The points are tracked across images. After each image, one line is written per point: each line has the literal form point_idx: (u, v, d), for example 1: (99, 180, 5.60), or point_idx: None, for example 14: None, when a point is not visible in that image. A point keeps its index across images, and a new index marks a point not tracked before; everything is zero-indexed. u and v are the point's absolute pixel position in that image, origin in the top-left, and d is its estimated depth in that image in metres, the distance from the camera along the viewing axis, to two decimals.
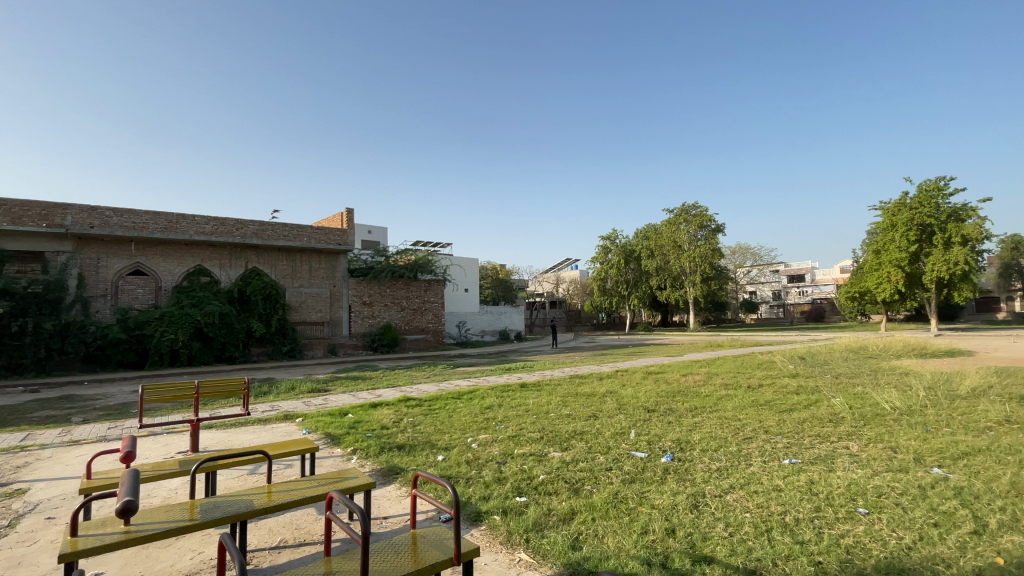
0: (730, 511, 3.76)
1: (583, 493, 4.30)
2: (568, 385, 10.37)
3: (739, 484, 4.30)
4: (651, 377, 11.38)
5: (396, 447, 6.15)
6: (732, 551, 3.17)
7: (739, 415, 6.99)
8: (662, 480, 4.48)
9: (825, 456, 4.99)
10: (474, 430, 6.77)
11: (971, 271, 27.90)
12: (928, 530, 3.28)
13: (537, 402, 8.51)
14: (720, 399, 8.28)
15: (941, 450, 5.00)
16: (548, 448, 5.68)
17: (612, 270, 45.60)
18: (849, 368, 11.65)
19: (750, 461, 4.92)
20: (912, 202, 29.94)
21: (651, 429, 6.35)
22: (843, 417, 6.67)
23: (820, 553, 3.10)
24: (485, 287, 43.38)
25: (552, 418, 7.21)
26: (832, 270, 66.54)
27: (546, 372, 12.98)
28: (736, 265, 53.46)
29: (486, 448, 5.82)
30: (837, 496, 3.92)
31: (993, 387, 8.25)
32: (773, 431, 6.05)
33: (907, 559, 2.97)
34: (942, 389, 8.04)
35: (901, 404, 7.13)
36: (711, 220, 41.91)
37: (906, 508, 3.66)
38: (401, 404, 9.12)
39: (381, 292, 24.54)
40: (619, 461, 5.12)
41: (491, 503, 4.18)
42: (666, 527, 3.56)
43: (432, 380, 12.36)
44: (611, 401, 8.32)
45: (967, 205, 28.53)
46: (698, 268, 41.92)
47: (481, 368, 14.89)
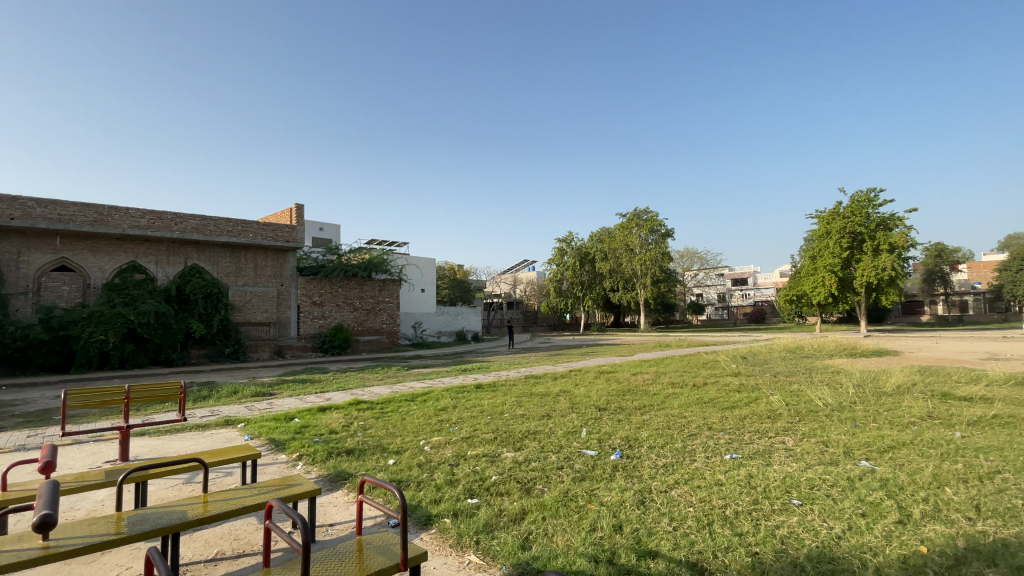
0: (675, 506, 3.88)
1: (535, 492, 4.32)
2: (523, 385, 10.42)
3: (683, 479, 4.45)
4: (604, 376, 11.61)
5: (345, 451, 5.97)
6: (676, 545, 3.27)
7: (684, 413, 7.24)
8: (611, 477, 4.58)
9: (763, 451, 5.24)
10: (427, 432, 6.69)
11: (897, 277, 30.17)
12: (856, 520, 3.51)
13: (491, 403, 8.49)
14: (668, 397, 8.55)
15: (867, 443, 5.37)
16: (501, 449, 5.68)
17: (568, 271, 46.26)
18: (787, 367, 12.31)
19: (694, 457, 5.10)
20: (845, 211, 32.09)
21: (602, 427, 6.48)
22: (781, 413, 7.04)
23: (756, 544, 3.25)
24: (441, 287, 42.98)
25: (506, 419, 7.22)
26: (773, 274, 70.35)
27: (501, 373, 12.99)
28: (684, 267, 56.09)
29: (439, 451, 5.74)
30: (773, 488, 4.14)
31: (915, 384, 8.94)
32: (716, 428, 6.31)
33: (837, 548, 3.16)
34: (870, 387, 8.65)
35: (833, 401, 7.59)
36: (661, 225, 43.45)
37: (836, 499, 3.90)
38: (351, 407, 8.86)
39: (332, 292, 23.82)
40: (570, 459, 5.18)
41: (442, 506, 4.12)
42: (614, 523, 3.62)
43: (385, 383, 12.09)
44: (565, 401, 8.41)
45: (893, 216, 30.82)
46: (649, 270, 43.28)
47: (436, 370, 14.70)
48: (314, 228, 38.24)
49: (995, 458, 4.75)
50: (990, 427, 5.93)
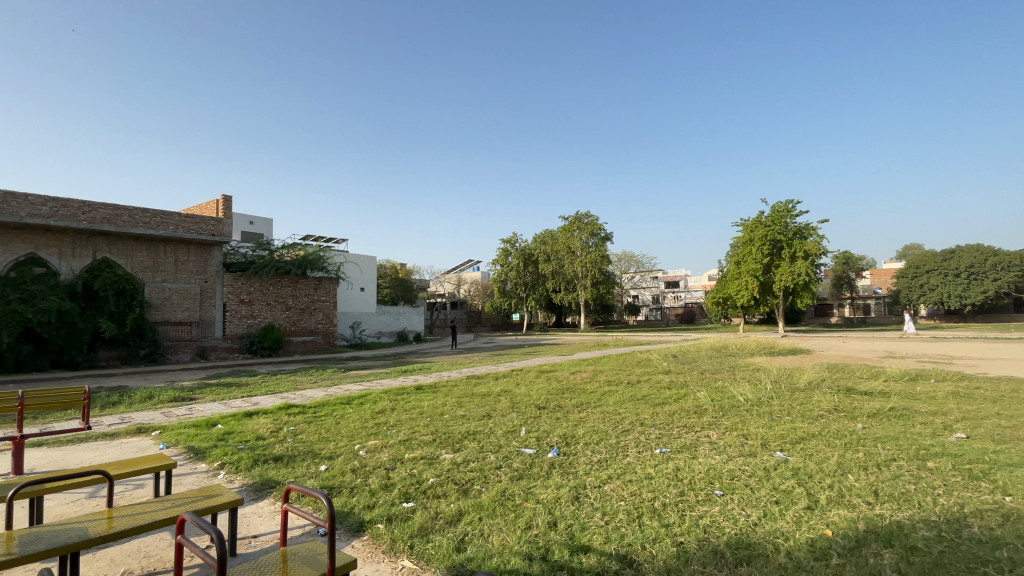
0: (608, 500, 4.00)
1: (472, 493, 4.30)
2: (464, 386, 10.33)
3: (616, 474, 4.59)
4: (544, 375, 11.78)
5: (273, 458, 5.66)
6: (607, 539, 3.36)
7: (619, 410, 7.49)
8: (548, 475, 4.64)
9: (689, 445, 5.52)
10: (363, 435, 6.47)
11: (810, 281, 32.98)
12: (771, 507, 3.77)
13: (430, 404, 8.36)
14: (604, 395, 8.82)
15: (782, 436, 5.79)
16: (439, 450, 5.60)
17: (512, 272, 46.57)
18: (714, 365, 13.05)
19: (627, 452, 5.28)
20: (767, 220, 34.59)
21: (541, 426, 6.56)
22: (706, 409, 7.45)
23: (681, 534, 3.40)
24: (382, 286, 41.88)
25: (445, 419, 7.14)
26: (702, 278, 74.61)
27: (442, 374, 12.83)
28: (621, 271, 58.46)
29: (375, 455, 5.57)
30: (698, 480, 4.36)
31: (823, 380, 9.78)
32: (647, 424, 6.57)
33: (753, 534, 3.38)
34: (785, 383, 9.36)
35: (754, 397, 8.11)
36: (601, 229, 44.94)
37: (754, 488, 4.17)
38: (281, 411, 8.43)
39: (262, 289, 22.56)
40: (509, 458, 5.20)
41: (376, 511, 4.00)
42: (548, 520, 3.67)
43: (320, 385, 11.58)
44: (505, 400, 8.45)
45: (808, 226, 33.62)
46: (589, 272, 44.62)
47: (375, 371, 14.29)
48: (244, 221, 36.04)
49: (889, 446, 5.28)
50: (886, 418, 6.58)
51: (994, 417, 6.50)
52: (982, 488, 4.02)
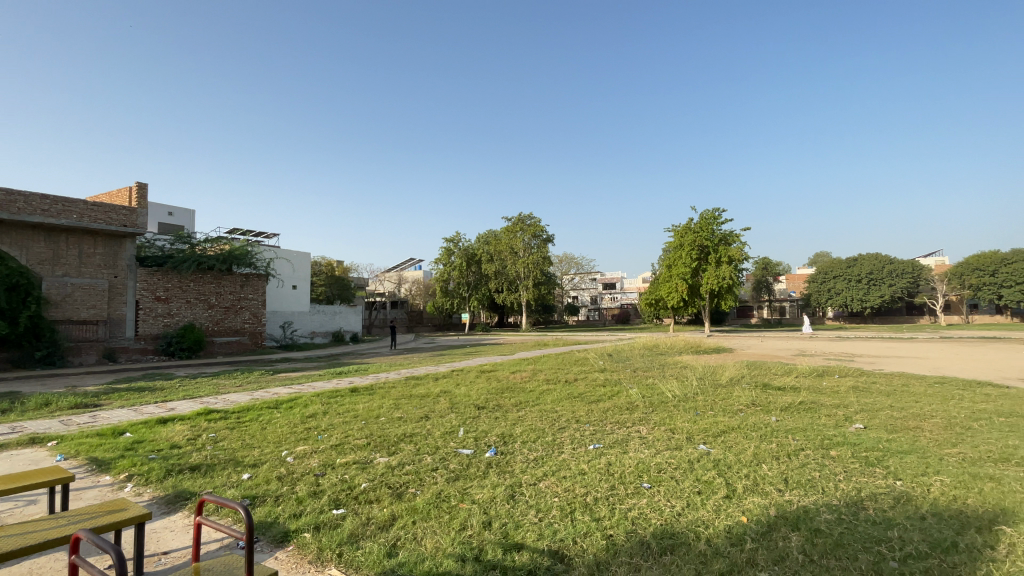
0: (542, 497, 4.06)
1: (407, 496, 4.20)
2: (401, 387, 10.09)
3: (551, 471, 4.67)
4: (484, 375, 11.76)
5: (189, 468, 5.24)
6: (540, 536, 3.41)
7: (556, 407, 7.62)
8: (484, 475, 4.64)
9: (621, 440, 5.73)
10: (291, 441, 6.16)
11: (733, 285, 35.31)
12: (693, 498, 3.99)
13: (366, 407, 8.11)
14: (542, 393, 8.95)
15: (706, 429, 6.14)
16: (373, 454, 5.44)
17: (455, 271, 45.98)
18: (646, 363, 13.62)
19: (562, 449, 5.39)
20: (696, 226, 36.56)
21: (479, 426, 6.54)
22: (638, 405, 7.77)
23: (610, 527, 3.52)
24: (317, 284, 40.19)
25: (381, 422, 6.94)
26: (637, 279, 77.81)
27: (379, 375, 12.47)
28: (562, 272, 60.04)
29: (304, 461, 5.31)
30: (628, 474, 4.54)
31: (743, 376, 10.50)
32: (582, 420, 6.75)
33: (677, 524, 3.55)
34: (709, 380, 9.94)
35: (682, 393, 8.54)
36: (543, 231, 46.07)
37: (678, 480, 4.39)
38: (201, 417, 7.84)
39: (182, 286, 20.93)
40: (445, 460, 5.14)
41: (302, 520, 3.81)
42: (483, 520, 3.67)
43: (246, 389, 10.88)
44: (444, 401, 8.35)
45: (731, 233, 35.91)
46: (531, 273, 45.49)
47: (308, 373, 13.64)
48: (162, 211, 33.26)
49: (799, 437, 5.75)
50: (797, 411, 7.16)
51: (886, 408, 7.26)
52: (876, 473, 4.47)
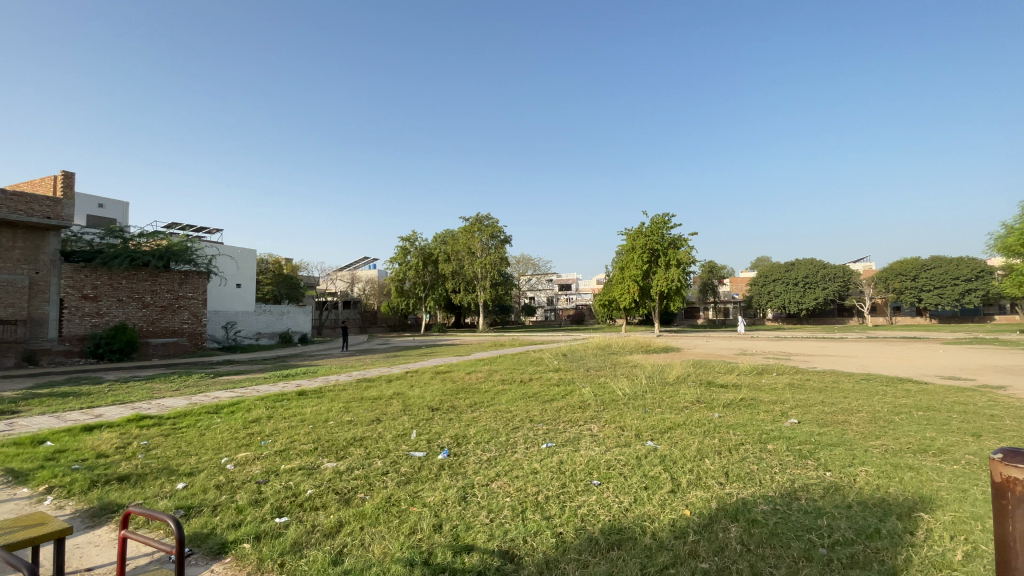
0: (493, 498, 4.05)
1: (355, 502, 4.09)
2: (352, 390, 9.81)
3: (503, 472, 4.68)
4: (438, 376, 11.65)
5: (117, 478, 4.88)
6: (491, 536, 3.41)
7: (510, 408, 7.64)
8: (436, 477, 4.58)
9: (573, 438, 5.81)
10: (232, 448, 5.86)
11: (681, 287, 36.68)
12: (640, 493, 4.10)
13: (314, 410, 7.83)
14: (497, 393, 8.95)
15: (654, 426, 6.33)
16: (320, 459, 5.25)
17: (411, 271, 44.83)
18: (599, 363, 13.92)
19: (515, 449, 5.42)
20: (647, 230, 37.68)
21: (432, 428, 6.46)
22: (590, 403, 7.92)
23: (561, 525, 3.56)
24: (263, 283, 38.45)
25: (329, 426, 6.73)
26: (592, 281, 79.33)
27: (329, 377, 12.06)
28: (519, 272, 60.36)
29: (245, 468, 5.06)
30: (579, 472, 4.61)
31: (689, 375, 10.93)
32: (536, 420, 6.81)
33: (624, 519, 3.64)
34: (658, 378, 10.28)
35: (632, 391, 8.77)
36: (500, 232, 46.32)
37: (626, 476, 4.51)
38: (133, 424, 7.32)
39: (112, 284, 19.50)
40: (396, 463, 5.04)
41: (242, 530, 3.64)
42: (434, 523, 3.62)
43: (184, 394, 10.25)
44: (396, 403, 8.18)
45: (680, 237, 37.32)
46: (488, 274, 45.52)
47: (253, 376, 13.02)
48: (92, 203, 30.89)
49: (739, 432, 6.04)
50: (738, 408, 7.52)
51: (819, 404, 7.76)
52: (809, 465, 4.76)
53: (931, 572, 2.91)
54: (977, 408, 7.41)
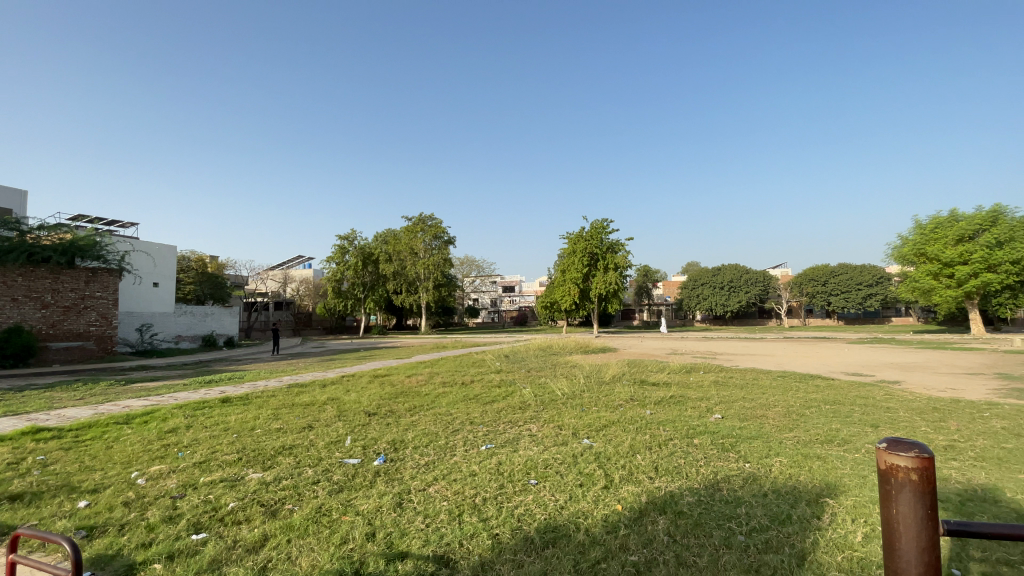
0: (430, 503, 3.99)
1: (282, 514, 3.88)
2: (282, 396, 9.33)
3: (441, 475, 4.61)
4: (376, 380, 11.34)
5: (4, 498, 4.34)
6: (426, 541, 3.35)
7: (450, 410, 7.58)
8: (371, 485, 4.43)
9: (512, 439, 5.84)
10: (144, 460, 5.39)
11: (618, 290, 37.98)
12: (575, 491, 4.19)
13: (239, 419, 7.36)
14: (437, 396, 8.85)
15: (590, 424, 6.50)
16: (244, 470, 4.95)
17: (349, 271, 42.97)
18: (539, 363, 14.13)
19: (454, 452, 5.36)
20: (587, 234, 38.74)
21: (368, 433, 6.27)
22: (530, 404, 8.00)
23: (497, 526, 3.57)
24: (184, 283, 35.69)
25: (256, 435, 6.35)
26: (534, 283, 80.37)
27: (257, 383, 11.40)
28: (463, 274, 60.03)
29: (159, 483, 4.66)
30: (516, 472, 4.64)
31: (624, 374, 11.34)
32: (476, 422, 6.78)
33: (560, 517, 3.71)
34: (595, 377, 10.58)
35: (570, 391, 8.96)
36: (444, 232, 45.90)
37: (562, 474, 4.60)
38: (26, 437, 6.55)
39: (5, 282, 17.61)
40: (328, 471, 4.84)
41: (153, 549, 3.35)
42: (366, 531, 3.51)
43: (90, 403, 9.30)
44: (330, 409, 7.86)
45: (618, 242, 38.70)
46: (431, 275, 44.95)
47: (170, 383, 12.01)
48: None
49: (669, 428, 6.34)
50: (668, 405, 7.88)
51: (740, 400, 8.29)
52: (730, 457, 5.07)
53: (834, 552, 3.18)
54: (876, 401, 8.20)
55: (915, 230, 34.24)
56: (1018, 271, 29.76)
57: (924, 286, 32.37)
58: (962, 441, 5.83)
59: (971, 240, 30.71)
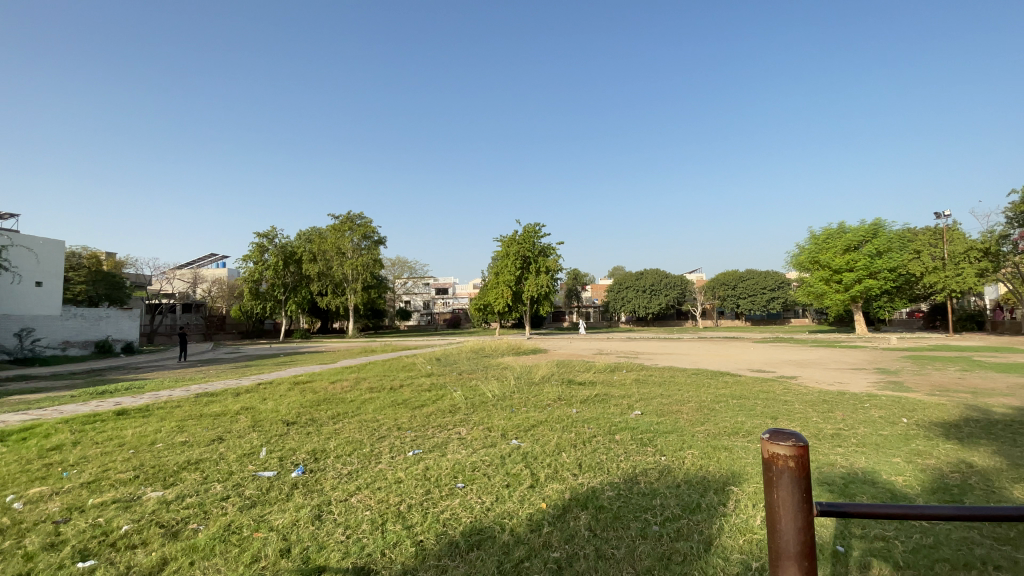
0: (352, 513, 3.85)
1: (185, 534, 3.57)
2: (190, 406, 8.60)
3: (365, 484, 4.46)
4: (298, 387, 10.78)
5: None
6: (345, 554, 3.23)
7: (376, 417, 7.35)
8: (287, 498, 4.19)
9: (440, 443, 5.77)
10: (19, 483, 4.72)
11: (549, 292, 38.90)
12: (502, 492, 4.22)
13: (137, 433, 6.66)
14: (363, 402, 8.55)
15: (519, 425, 6.58)
16: (142, 489, 4.50)
17: (268, 270, 40.23)
18: (470, 365, 14.13)
19: (379, 459, 5.20)
20: (520, 238, 39.23)
21: (286, 443, 5.94)
22: (459, 407, 7.97)
23: (421, 533, 3.51)
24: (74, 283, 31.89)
25: (156, 450, 5.79)
26: (468, 285, 80.23)
27: (160, 393, 10.40)
28: (394, 275, 58.60)
29: (39, 507, 4.12)
30: (443, 476, 4.60)
31: (552, 374, 11.62)
32: (403, 427, 6.63)
33: (485, 519, 3.72)
34: (525, 378, 10.73)
35: (500, 393, 9.04)
36: (373, 232, 44.68)
37: (490, 476, 4.62)
38: None
39: None
40: (240, 485, 4.53)
41: None
42: (281, 547, 3.32)
43: None
44: (244, 419, 7.34)
45: (549, 246, 39.65)
46: (359, 276, 43.50)
47: (54, 395, 10.66)
48: None
49: (593, 425, 6.57)
50: (593, 403, 8.19)
51: (659, 397, 8.79)
52: (649, 451, 5.35)
53: (736, 536, 3.45)
54: (776, 395, 9.01)
55: (811, 240, 37.96)
56: (892, 278, 33.92)
57: (818, 290, 35.95)
58: (846, 429, 6.56)
59: (856, 249, 34.52)
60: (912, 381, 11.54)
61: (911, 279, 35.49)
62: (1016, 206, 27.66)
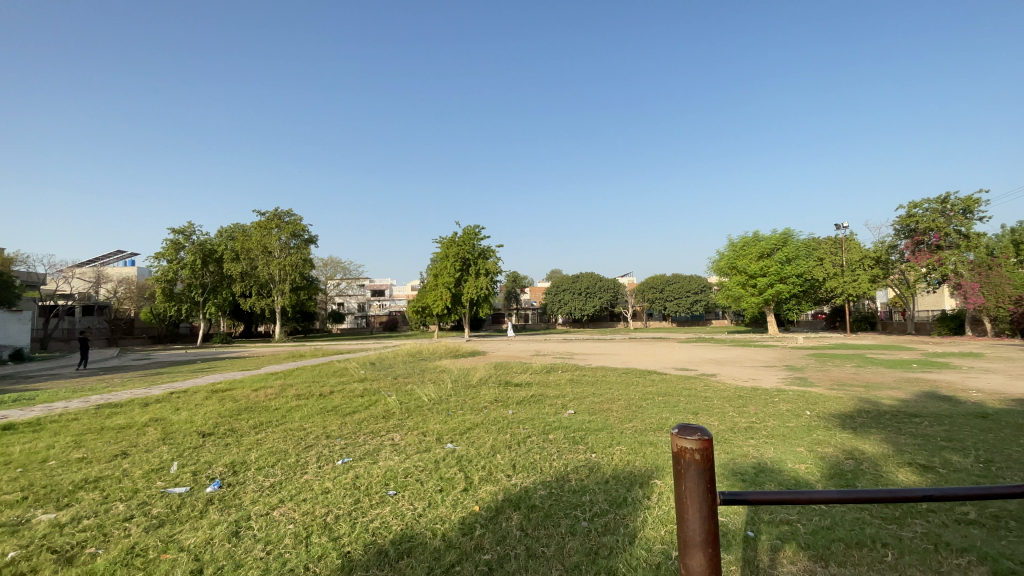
0: (274, 527, 3.66)
1: (80, 559, 3.23)
2: (91, 419, 7.79)
3: (288, 496, 4.26)
4: (217, 395, 10.08)
5: None
6: (264, 571, 3.07)
7: (304, 425, 7.02)
8: (200, 515, 3.90)
9: (371, 451, 5.61)
10: None
11: (489, 295, 39.09)
12: (435, 497, 4.18)
13: (24, 449, 5.93)
14: (290, 410, 8.12)
15: (454, 428, 6.54)
16: (29, 512, 4.01)
17: (183, 270, 37.19)
18: (406, 369, 13.87)
19: (305, 470, 4.98)
20: (459, 240, 39.05)
21: (201, 457, 5.52)
22: (394, 412, 7.79)
23: (349, 544, 3.40)
24: None
25: (48, 468, 5.19)
26: (405, 287, 78.59)
27: (54, 405, 9.33)
28: (327, 276, 56.24)
29: None
30: (374, 485, 4.47)
31: (489, 376, 11.69)
32: (333, 436, 6.37)
33: (416, 525, 3.67)
34: (461, 381, 10.67)
35: (436, 396, 8.94)
36: (304, 230, 42.70)
37: (422, 481, 4.55)
38: None
39: None
40: (147, 504, 4.16)
41: None
42: (192, 569, 3.09)
43: None
44: (153, 432, 6.74)
45: (489, 248, 39.76)
46: (288, 276, 41.42)
47: None
48: None
49: (528, 426, 6.66)
50: (528, 404, 8.30)
51: (591, 396, 9.07)
52: (579, 449, 5.52)
53: (659, 527, 3.64)
54: (698, 392, 9.61)
55: (729, 246, 40.72)
56: (800, 282, 37.18)
57: (735, 294, 38.61)
58: (758, 422, 7.10)
59: (769, 256, 37.38)
60: (815, 377, 12.69)
61: (816, 284, 39.03)
62: (902, 220, 31.24)
